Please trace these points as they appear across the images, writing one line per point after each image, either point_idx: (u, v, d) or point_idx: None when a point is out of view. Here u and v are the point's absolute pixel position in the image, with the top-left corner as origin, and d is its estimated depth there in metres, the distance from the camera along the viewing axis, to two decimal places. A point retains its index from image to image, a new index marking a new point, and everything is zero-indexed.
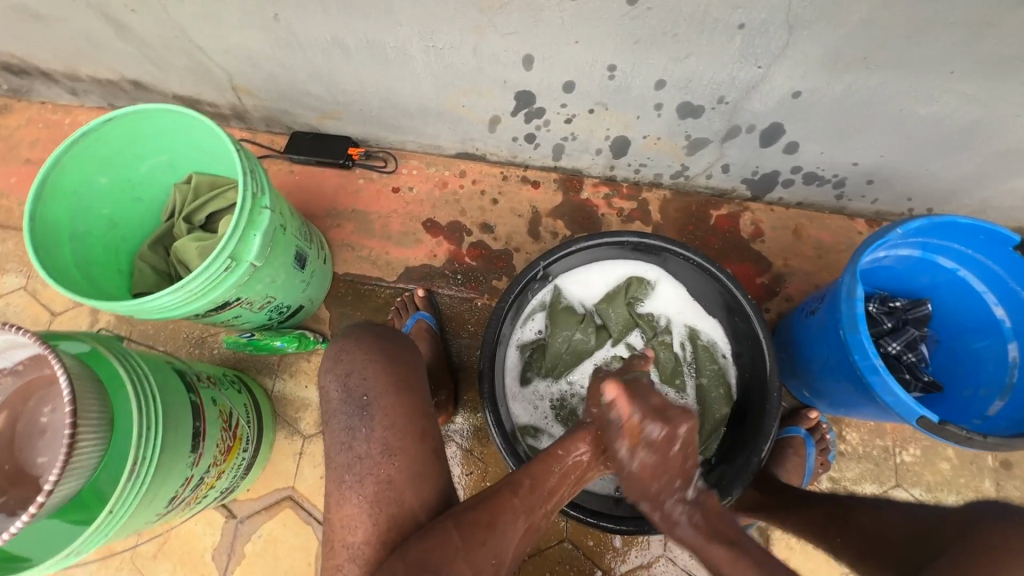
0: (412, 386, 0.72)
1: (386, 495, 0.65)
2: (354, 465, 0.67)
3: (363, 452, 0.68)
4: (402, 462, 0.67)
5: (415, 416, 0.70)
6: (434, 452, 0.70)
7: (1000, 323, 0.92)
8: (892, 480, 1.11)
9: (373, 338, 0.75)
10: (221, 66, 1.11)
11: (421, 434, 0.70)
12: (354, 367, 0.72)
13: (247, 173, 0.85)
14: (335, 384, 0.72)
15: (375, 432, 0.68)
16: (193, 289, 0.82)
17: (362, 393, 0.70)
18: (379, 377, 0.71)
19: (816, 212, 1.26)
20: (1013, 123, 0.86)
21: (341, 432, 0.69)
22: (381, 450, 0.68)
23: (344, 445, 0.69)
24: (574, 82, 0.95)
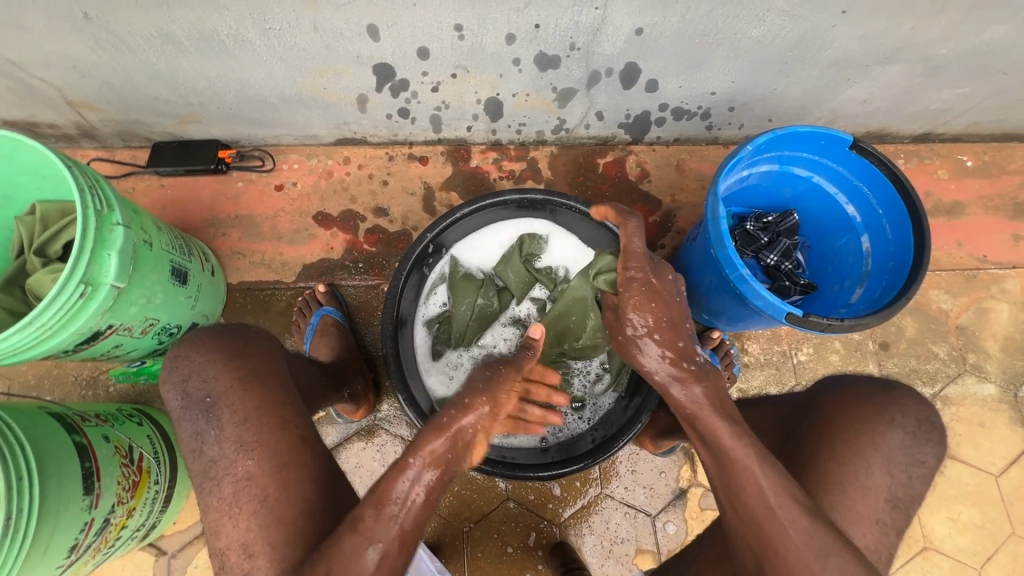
0: (262, 377, 0.71)
1: (244, 493, 0.64)
2: (209, 469, 0.66)
3: (216, 454, 0.66)
4: (260, 456, 0.66)
5: (270, 407, 0.69)
6: (300, 438, 0.69)
7: (853, 219, 1.01)
8: (793, 380, 1.21)
9: (214, 341, 0.74)
10: (46, 81, 1.01)
11: (279, 423, 0.68)
12: (191, 371, 0.70)
13: (84, 190, 0.79)
14: (174, 393, 0.70)
15: (224, 432, 0.67)
16: (46, 322, 0.76)
17: (204, 395, 0.69)
18: (221, 377, 0.70)
19: (694, 146, 1.32)
20: (833, 34, 0.93)
21: (190, 439, 0.68)
22: (236, 447, 0.66)
23: (196, 453, 0.67)
24: (427, 47, 0.94)
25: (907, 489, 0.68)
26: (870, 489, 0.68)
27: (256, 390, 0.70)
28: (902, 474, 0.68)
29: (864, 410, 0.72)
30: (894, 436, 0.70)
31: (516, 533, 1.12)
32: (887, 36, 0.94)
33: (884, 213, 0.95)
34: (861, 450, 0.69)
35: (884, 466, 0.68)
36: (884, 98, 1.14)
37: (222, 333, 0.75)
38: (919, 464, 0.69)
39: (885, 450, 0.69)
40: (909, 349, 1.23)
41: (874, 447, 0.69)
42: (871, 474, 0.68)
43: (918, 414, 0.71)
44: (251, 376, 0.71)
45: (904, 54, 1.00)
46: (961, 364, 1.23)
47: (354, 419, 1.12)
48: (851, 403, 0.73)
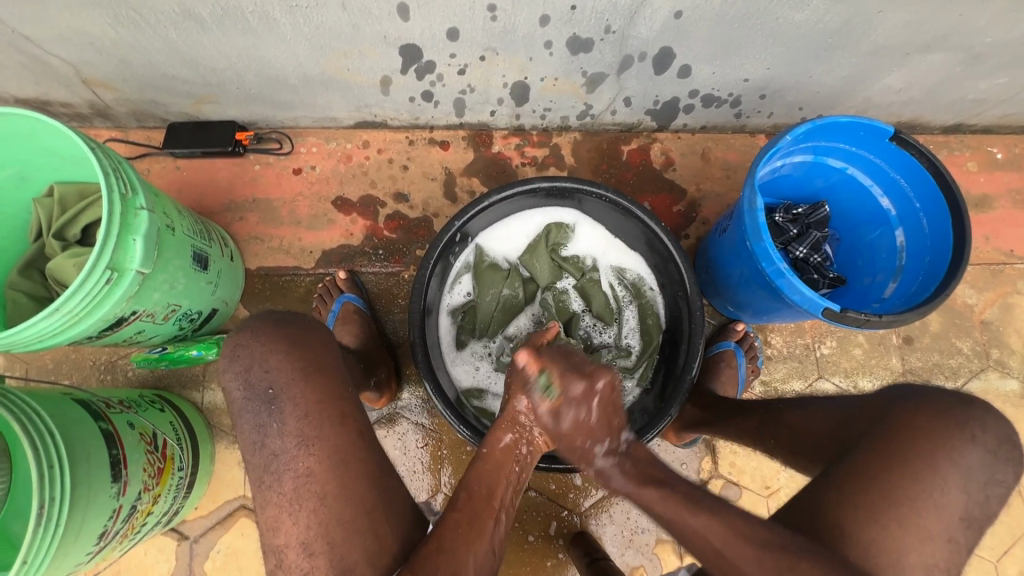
0: (324, 370, 0.66)
1: (305, 490, 0.60)
2: (269, 463, 0.61)
3: (278, 447, 0.61)
4: (321, 452, 0.61)
5: (329, 400, 0.65)
6: (358, 432, 0.65)
7: (887, 213, 0.99)
8: (816, 373, 1.20)
9: (274, 328, 0.67)
10: (62, 58, 0.98)
11: (339, 418, 0.64)
12: (253, 360, 0.64)
13: (109, 173, 0.76)
14: (236, 382, 0.64)
15: (287, 425, 0.62)
16: (73, 308, 0.75)
17: (266, 386, 0.63)
18: (283, 368, 0.64)
19: (720, 134, 1.30)
20: (877, 20, 0.90)
21: (251, 431, 0.62)
22: (297, 441, 0.62)
23: (257, 445, 0.62)
24: (457, 28, 0.91)
25: (984, 508, 0.59)
26: (944, 508, 0.58)
27: (321, 384, 0.65)
28: (980, 493, 0.59)
29: (936, 420, 0.62)
30: (974, 455, 0.59)
31: (537, 522, 1.12)
32: (932, 23, 0.91)
33: (921, 207, 0.93)
34: (935, 465, 0.59)
35: (960, 485, 0.59)
36: (920, 88, 1.12)
37: (279, 320, 0.68)
38: (1000, 485, 0.59)
39: (961, 467, 0.59)
40: (933, 344, 1.22)
41: (951, 463, 0.59)
42: (946, 492, 0.59)
43: (1001, 430, 0.61)
44: (313, 367, 0.65)
45: (947, 42, 0.97)
46: (984, 359, 1.22)
47: (376, 408, 1.12)
48: (922, 413, 0.63)
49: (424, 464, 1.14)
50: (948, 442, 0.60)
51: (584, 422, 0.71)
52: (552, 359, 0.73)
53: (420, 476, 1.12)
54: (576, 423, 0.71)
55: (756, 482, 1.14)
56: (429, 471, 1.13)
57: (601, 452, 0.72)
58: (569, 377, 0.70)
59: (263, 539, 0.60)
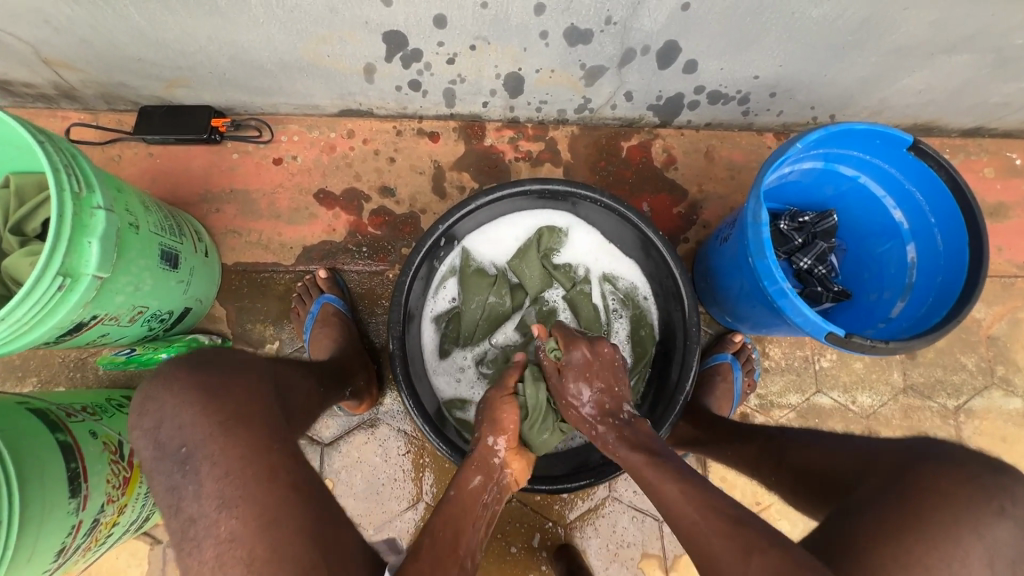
0: (245, 419, 0.57)
1: (229, 556, 0.50)
2: (186, 529, 0.52)
3: (195, 512, 0.52)
4: (245, 515, 0.52)
5: (256, 452, 0.55)
6: (291, 486, 0.55)
7: (899, 226, 0.93)
8: (813, 387, 1.16)
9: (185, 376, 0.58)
10: (17, 36, 0.90)
11: (266, 474, 0.54)
12: (164, 415, 0.56)
13: (59, 170, 0.70)
14: (144, 441, 0.56)
15: (203, 488, 0.52)
16: (22, 317, 0.69)
17: (178, 445, 0.54)
18: (199, 422, 0.55)
19: (725, 131, 1.23)
20: (902, 18, 0.82)
21: (164, 494, 0.54)
22: (217, 504, 0.52)
23: (173, 509, 0.53)
24: (445, 15, 0.84)
25: None
26: None
27: (250, 459, 0.54)
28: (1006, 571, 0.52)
29: (959, 484, 0.55)
30: (1005, 528, 0.52)
31: (520, 533, 1.09)
32: (962, 22, 0.84)
33: (937, 223, 0.87)
34: (958, 539, 0.52)
35: (986, 563, 0.51)
36: (941, 90, 1.04)
37: (211, 391, 0.57)
38: None
39: (988, 541, 0.52)
40: (937, 359, 1.18)
41: (976, 535, 0.52)
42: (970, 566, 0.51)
43: None
44: (234, 421, 0.56)
45: (975, 44, 0.89)
46: (989, 376, 1.18)
47: (357, 414, 1.08)
48: (946, 476, 0.56)
49: (405, 472, 1.10)
50: (976, 512, 0.52)
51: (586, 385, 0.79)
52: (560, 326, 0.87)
53: (401, 484, 1.09)
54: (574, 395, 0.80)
55: (747, 498, 1.10)
56: (410, 479, 1.09)
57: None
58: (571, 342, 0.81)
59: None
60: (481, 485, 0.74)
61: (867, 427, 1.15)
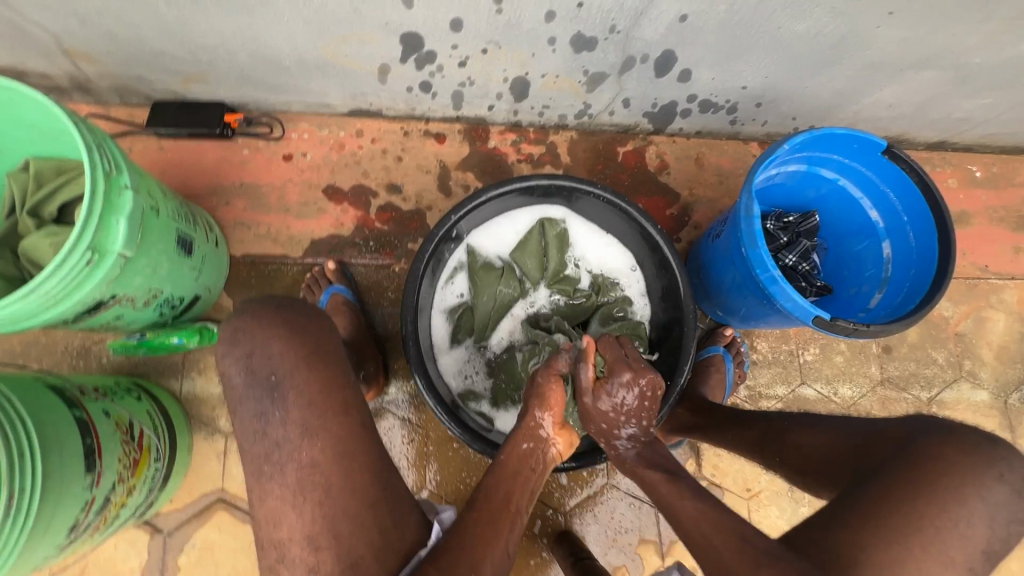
0: (326, 356, 0.65)
1: (309, 481, 0.59)
2: (271, 454, 0.59)
3: (280, 437, 0.60)
4: (324, 442, 0.60)
5: (333, 388, 0.63)
6: (361, 425, 0.64)
7: (875, 224, 1.01)
8: (799, 379, 1.22)
9: (276, 314, 0.65)
10: (42, 27, 0.93)
11: (342, 408, 0.63)
12: (255, 345, 0.63)
13: (92, 148, 0.73)
14: (236, 368, 0.63)
15: (289, 414, 0.60)
16: (51, 290, 0.71)
17: (269, 372, 0.61)
18: (286, 354, 0.63)
19: (714, 139, 1.31)
20: (874, 35, 0.92)
21: (251, 420, 0.61)
22: (300, 431, 0.60)
23: (258, 434, 0.61)
24: (461, 19, 0.90)
25: (1003, 543, 0.58)
26: (968, 539, 0.56)
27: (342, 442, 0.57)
28: (1003, 530, 0.57)
29: (962, 455, 0.60)
30: (1002, 491, 0.58)
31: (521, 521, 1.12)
32: (926, 41, 0.94)
33: (909, 220, 0.95)
34: (963, 499, 0.57)
35: (987, 520, 0.57)
36: (909, 104, 1.14)
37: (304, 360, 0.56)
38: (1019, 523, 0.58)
39: (988, 503, 0.57)
40: (910, 354, 1.26)
41: (978, 498, 0.57)
42: (972, 525, 0.57)
43: None
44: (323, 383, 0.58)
45: (939, 61, 0.99)
46: (957, 370, 1.26)
47: (364, 402, 1.10)
48: (951, 447, 0.61)
49: (410, 461, 1.12)
50: (977, 479, 0.58)
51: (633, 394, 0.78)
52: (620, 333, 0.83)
53: (406, 471, 1.11)
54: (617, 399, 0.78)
55: (738, 484, 1.15)
56: (414, 467, 1.11)
57: None
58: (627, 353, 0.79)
59: (262, 532, 0.59)
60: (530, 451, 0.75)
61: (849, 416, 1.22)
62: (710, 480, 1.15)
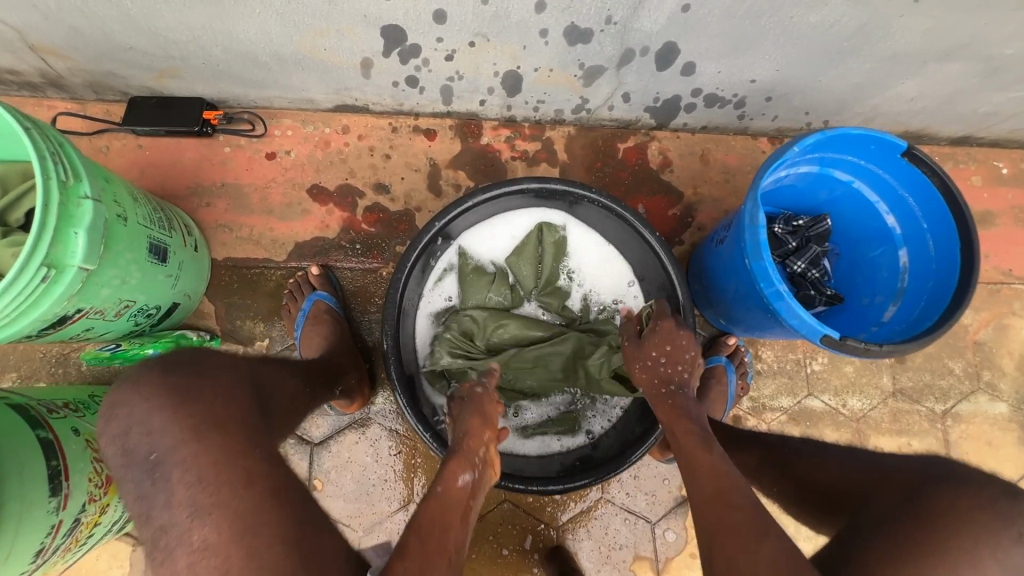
0: (221, 426, 0.57)
1: (201, 567, 0.50)
2: (157, 539, 0.51)
3: (165, 521, 0.51)
4: (219, 523, 0.51)
5: (231, 459, 0.55)
6: (270, 494, 0.54)
7: (892, 231, 0.94)
8: (805, 390, 1.16)
9: (159, 377, 0.58)
10: (3, 21, 0.88)
11: (243, 480, 0.54)
12: (132, 420, 0.55)
13: (45, 157, 0.68)
14: (114, 444, 0.55)
15: (173, 496, 0.52)
16: (5, 310, 0.67)
17: (147, 452, 0.53)
18: (167, 429, 0.54)
19: (720, 135, 1.23)
20: (897, 25, 0.83)
21: (134, 503, 0.53)
22: (189, 512, 0.52)
23: (145, 518, 0.53)
24: (445, 11, 0.83)
25: None
26: None
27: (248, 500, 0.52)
28: None
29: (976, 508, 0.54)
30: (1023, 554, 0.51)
31: (512, 535, 1.08)
32: (954, 32, 0.85)
33: (928, 228, 0.88)
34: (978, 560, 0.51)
35: None
36: (933, 98, 1.06)
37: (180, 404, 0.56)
38: None
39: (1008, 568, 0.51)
40: (925, 364, 1.19)
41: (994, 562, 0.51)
42: None
43: None
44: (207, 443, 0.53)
45: (967, 52, 0.91)
46: (975, 381, 1.20)
47: (349, 413, 1.06)
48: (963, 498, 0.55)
49: (397, 473, 1.09)
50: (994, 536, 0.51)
51: None
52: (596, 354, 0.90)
53: (393, 484, 1.08)
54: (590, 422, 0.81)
55: None
56: (401, 480, 1.08)
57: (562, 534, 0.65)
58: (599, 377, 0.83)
59: None
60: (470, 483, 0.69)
61: (858, 429, 1.16)
62: None
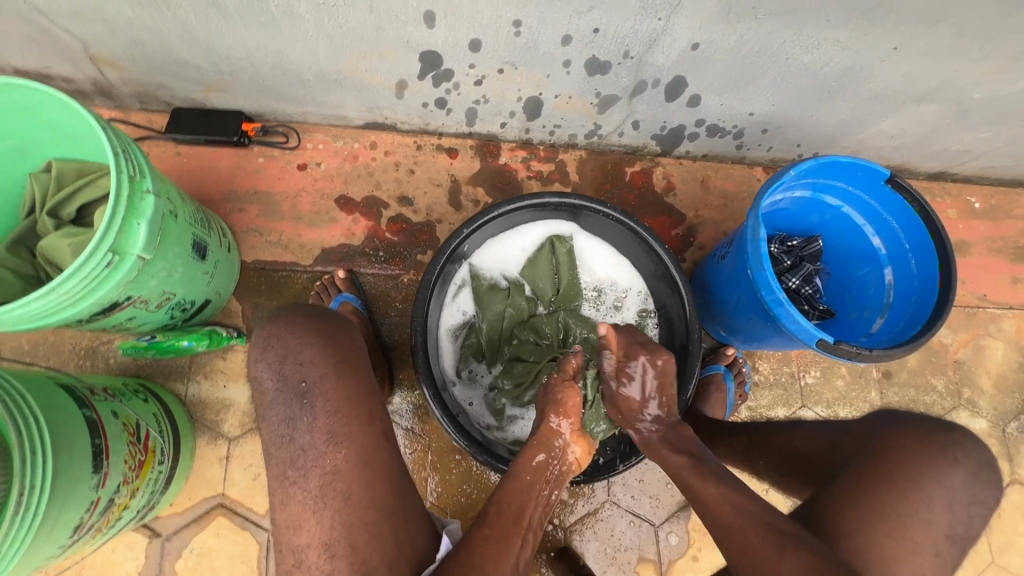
0: (354, 367, 0.67)
1: (330, 488, 0.60)
2: (297, 458, 0.61)
3: (307, 442, 0.61)
4: (350, 449, 0.61)
5: (360, 398, 0.65)
6: (383, 434, 0.65)
7: (877, 251, 1.04)
8: (800, 402, 1.23)
9: (307, 323, 0.68)
10: (71, 33, 0.95)
11: (368, 417, 0.64)
12: (287, 353, 0.65)
13: (118, 153, 0.75)
14: (268, 373, 0.64)
15: (317, 420, 0.62)
16: (70, 291, 0.72)
17: (300, 380, 0.63)
18: (317, 362, 0.65)
19: (720, 163, 1.34)
20: (879, 68, 0.95)
21: (280, 424, 0.62)
22: (326, 438, 0.62)
23: (283, 439, 0.62)
24: (480, 40, 0.92)
25: (966, 527, 0.59)
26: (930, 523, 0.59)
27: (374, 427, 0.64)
28: (962, 512, 0.59)
29: (920, 442, 0.63)
30: (957, 477, 0.60)
31: None
32: (928, 77, 0.97)
33: (910, 249, 0.97)
34: (920, 483, 0.60)
35: (945, 504, 0.59)
36: (911, 135, 1.17)
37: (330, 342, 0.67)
38: (976, 502, 0.60)
39: (945, 488, 0.60)
40: (910, 380, 1.27)
41: (935, 484, 0.60)
42: (931, 508, 0.59)
43: (982, 454, 0.62)
44: (342, 368, 0.66)
45: (940, 95, 1.02)
46: (956, 397, 1.28)
47: None
48: (908, 435, 0.65)
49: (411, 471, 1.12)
50: (933, 464, 0.61)
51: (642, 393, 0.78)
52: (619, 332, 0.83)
53: None
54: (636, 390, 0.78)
55: None
56: (415, 478, 1.11)
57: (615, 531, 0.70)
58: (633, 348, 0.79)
59: (280, 538, 0.59)
60: (545, 461, 0.74)
61: None
62: None
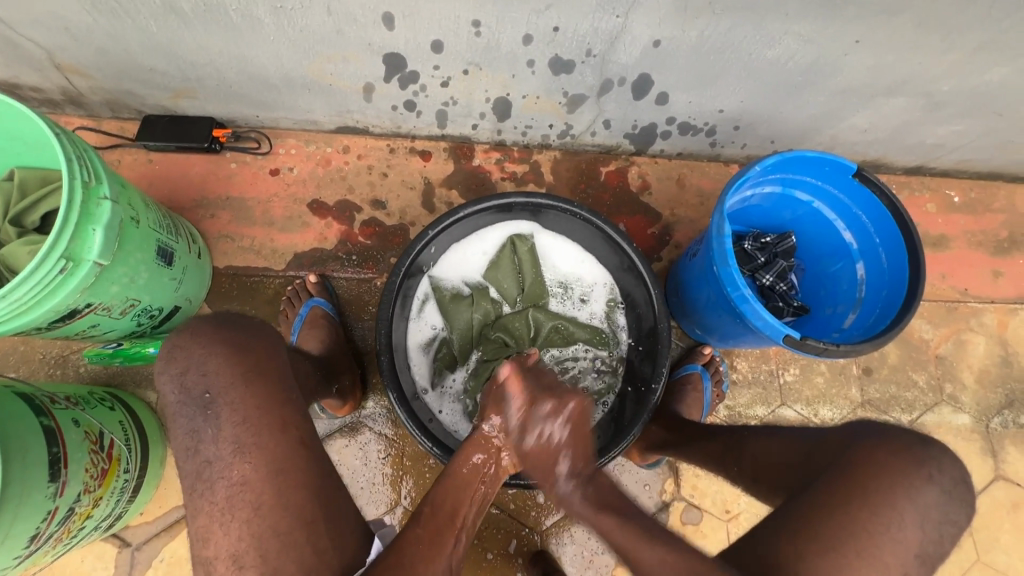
0: (264, 373, 0.66)
1: (238, 499, 0.59)
2: (202, 471, 0.60)
3: (211, 454, 0.60)
4: (255, 461, 0.60)
5: (273, 405, 0.64)
6: (300, 443, 0.63)
7: (849, 246, 1.03)
8: (779, 400, 1.22)
9: (214, 332, 0.66)
10: (35, 42, 0.96)
11: (280, 424, 0.63)
12: (189, 364, 0.64)
13: (71, 159, 0.74)
14: (171, 385, 0.64)
15: (221, 432, 0.61)
16: (20, 297, 0.72)
17: (202, 391, 0.62)
18: (222, 370, 0.64)
19: (695, 161, 1.33)
20: (845, 61, 0.94)
21: (184, 436, 0.61)
22: (232, 449, 0.60)
23: (190, 451, 0.61)
24: (442, 41, 0.92)
25: (937, 546, 0.59)
26: (901, 542, 0.58)
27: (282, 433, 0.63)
28: (934, 531, 0.59)
29: (896, 455, 0.61)
30: (931, 494, 0.59)
31: (497, 539, 1.10)
32: (893, 70, 0.96)
33: (881, 243, 0.96)
34: (893, 501, 0.59)
35: (917, 523, 0.58)
36: (884, 129, 1.17)
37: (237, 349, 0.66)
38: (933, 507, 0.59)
39: (918, 504, 0.59)
40: (891, 376, 1.26)
41: (908, 500, 0.59)
42: (902, 527, 0.58)
43: (956, 472, 0.61)
44: (249, 374, 0.65)
45: (908, 88, 1.02)
46: (938, 393, 1.26)
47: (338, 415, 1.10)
48: (882, 448, 0.63)
49: (385, 476, 1.11)
50: (907, 480, 0.59)
51: (551, 442, 0.70)
52: (526, 377, 0.75)
53: (381, 487, 1.10)
54: (541, 442, 0.71)
55: (716, 505, 1.14)
56: (390, 484, 1.11)
57: (564, 474, 0.70)
58: (539, 395, 0.72)
59: (192, 552, 0.58)
60: (481, 462, 0.72)
61: None
62: (688, 501, 1.14)
